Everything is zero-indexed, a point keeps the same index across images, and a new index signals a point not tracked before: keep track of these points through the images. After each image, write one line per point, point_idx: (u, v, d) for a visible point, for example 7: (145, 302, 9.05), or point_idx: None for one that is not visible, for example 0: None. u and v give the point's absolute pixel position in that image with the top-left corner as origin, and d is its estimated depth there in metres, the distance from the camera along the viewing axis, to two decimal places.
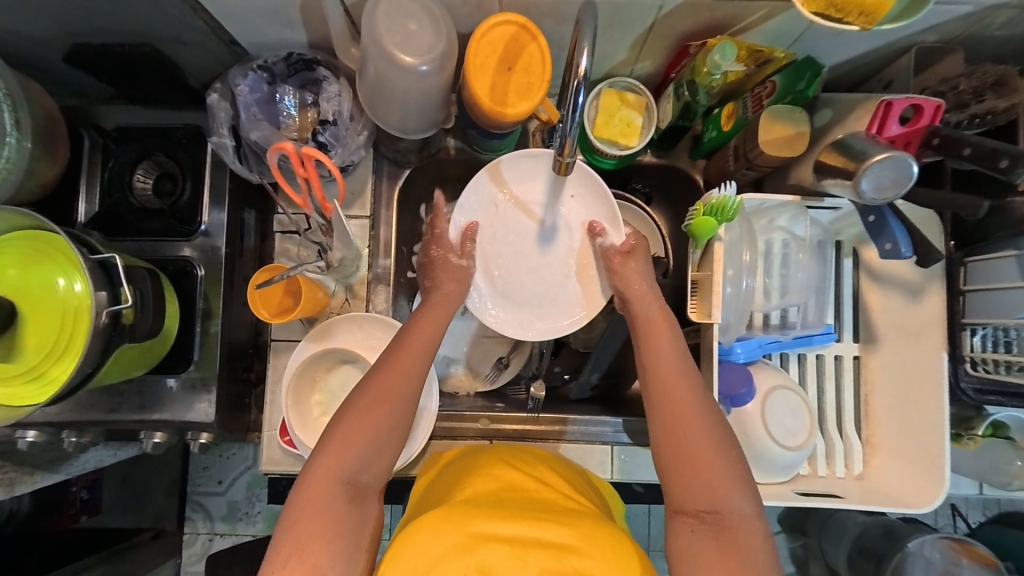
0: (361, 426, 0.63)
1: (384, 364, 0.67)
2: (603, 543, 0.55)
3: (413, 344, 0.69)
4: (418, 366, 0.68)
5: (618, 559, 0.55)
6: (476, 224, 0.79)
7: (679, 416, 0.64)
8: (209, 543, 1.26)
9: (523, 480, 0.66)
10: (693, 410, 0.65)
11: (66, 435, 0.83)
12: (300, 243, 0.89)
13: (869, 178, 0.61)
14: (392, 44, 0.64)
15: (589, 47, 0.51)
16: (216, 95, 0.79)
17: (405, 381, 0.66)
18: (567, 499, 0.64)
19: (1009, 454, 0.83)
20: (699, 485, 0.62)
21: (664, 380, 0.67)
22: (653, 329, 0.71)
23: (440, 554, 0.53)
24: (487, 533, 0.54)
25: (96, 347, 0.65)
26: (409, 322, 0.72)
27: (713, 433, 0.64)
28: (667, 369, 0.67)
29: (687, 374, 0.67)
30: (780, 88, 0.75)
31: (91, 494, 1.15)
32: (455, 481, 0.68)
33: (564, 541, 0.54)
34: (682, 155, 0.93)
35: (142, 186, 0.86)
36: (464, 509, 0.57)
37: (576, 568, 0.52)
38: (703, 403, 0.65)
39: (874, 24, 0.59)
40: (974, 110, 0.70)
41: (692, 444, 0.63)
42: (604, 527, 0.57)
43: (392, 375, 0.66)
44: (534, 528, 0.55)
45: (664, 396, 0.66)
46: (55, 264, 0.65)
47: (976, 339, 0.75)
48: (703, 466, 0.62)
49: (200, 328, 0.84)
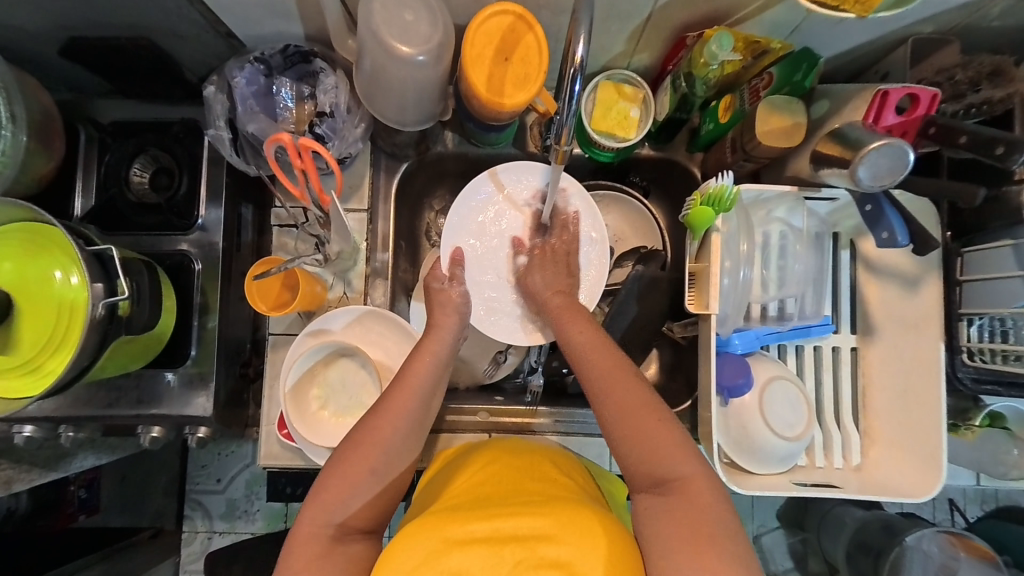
0: (347, 475, 0.63)
1: (374, 413, 0.67)
2: (582, 526, 0.54)
3: (402, 393, 0.68)
4: (406, 414, 0.67)
5: (597, 543, 0.53)
6: (461, 250, 0.81)
7: (603, 392, 0.65)
8: (209, 541, 1.26)
9: (508, 472, 0.66)
10: (615, 383, 0.65)
11: (63, 430, 0.83)
12: (298, 237, 0.89)
13: (866, 166, 0.61)
14: (389, 34, 0.64)
15: (585, 36, 0.51)
16: (213, 87, 0.79)
17: (411, 403, 0.67)
18: (555, 487, 0.64)
19: (1006, 444, 0.84)
20: (641, 455, 0.61)
21: (585, 362, 0.68)
22: (563, 316, 0.74)
23: (415, 563, 0.53)
24: (458, 538, 0.54)
25: (93, 341, 0.65)
26: (403, 369, 0.71)
27: (642, 400, 0.63)
28: (586, 350, 0.69)
29: (607, 351, 0.68)
30: (778, 79, 0.75)
31: (89, 493, 1.14)
32: (447, 482, 0.69)
33: (537, 532, 0.54)
34: (681, 147, 0.92)
35: (140, 181, 0.86)
36: (441, 517, 0.57)
37: (552, 557, 0.52)
38: (627, 375, 0.65)
39: (872, 11, 0.59)
40: (970, 100, 0.70)
41: (618, 416, 0.63)
42: (581, 510, 0.56)
43: (400, 397, 0.68)
44: (508, 523, 0.55)
45: (586, 376, 0.67)
46: (51, 257, 0.65)
47: (973, 329, 0.75)
48: (638, 434, 0.62)
49: (198, 323, 0.84)
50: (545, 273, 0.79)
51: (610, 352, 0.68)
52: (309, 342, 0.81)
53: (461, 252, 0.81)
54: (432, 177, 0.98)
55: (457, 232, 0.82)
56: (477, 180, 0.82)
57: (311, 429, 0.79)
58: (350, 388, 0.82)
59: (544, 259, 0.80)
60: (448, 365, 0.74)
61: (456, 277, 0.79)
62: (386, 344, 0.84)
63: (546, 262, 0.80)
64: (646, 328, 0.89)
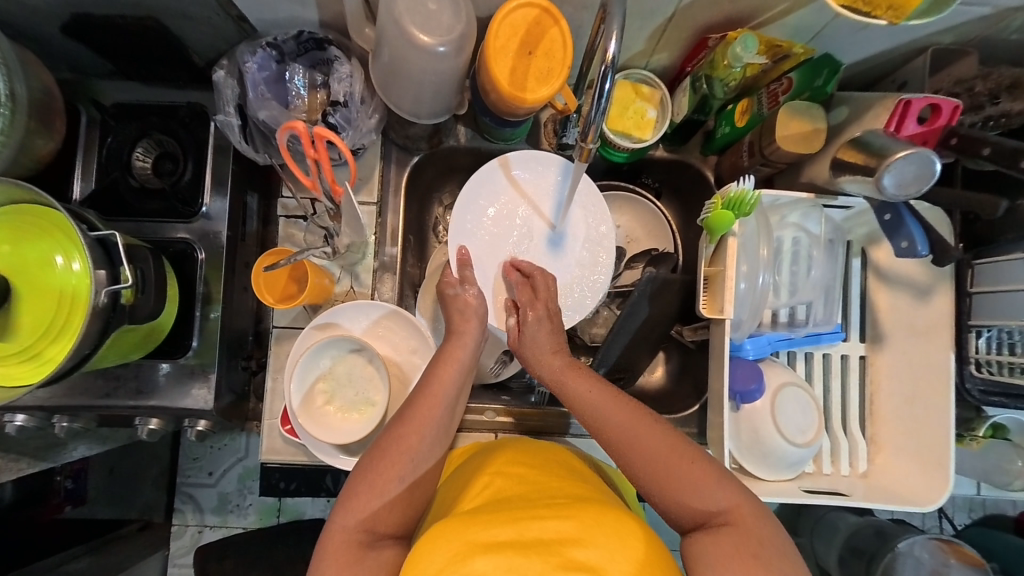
0: (374, 487, 0.63)
1: (398, 423, 0.68)
2: (608, 528, 0.53)
3: (426, 403, 0.68)
4: (434, 423, 0.68)
5: (624, 544, 0.53)
6: (467, 250, 0.80)
7: (623, 448, 0.64)
8: (199, 535, 1.23)
9: (529, 475, 0.65)
10: (633, 434, 0.64)
11: (57, 419, 0.81)
12: (306, 229, 0.87)
13: (892, 174, 0.61)
14: (411, 23, 0.63)
15: (617, 33, 0.51)
16: (223, 71, 0.76)
17: (435, 414, 0.68)
18: (574, 487, 0.63)
19: (1010, 455, 0.85)
20: (677, 491, 0.61)
21: (597, 421, 0.67)
22: (567, 374, 0.73)
23: (438, 567, 0.52)
24: (483, 542, 0.53)
25: (95, 328, 0.63)
26: (428, 374, 0.72)
27: (665, 442, 0.63)
28: (597, 408, 0.67)
29: (617, 403, 0.67)
30: (797, 84, 0.75)
31: (76, 484, 1.07)
32: (467, 482, 0.67)
33: (562, 532, 0.53)
34: (694, 150, 0.91)
35: (142, 165, 0.83)
36: (464, 520, 0.56)
37: (579, 558, 0.51)
38: (643, 422, 0.65)
39: (902, 18, 0.58)
40: (988, 112, 0.70)
41: (644, 464, 0.63)
42: (606, 512, 0.55)
43: (424, 408, 0.68)
44: (534, 526, 0.54)
45: (602, 432, 0.66)
46: (53, 241, 0.62)
47: (981, 341, 0.76)
48: (669, 473, 0.61)
49: (200, 313, 0.82)
50: (539, 334, 0.77)
51: (621, 404, 0.67)
52: (315, 335, 0.81)
53: (468, 251, 0.80)
54: (442, 172, 0.97)
55: (464, 226, 0.81)
56: (487, 169, 0.81)
57: (316, 422, 0.77)
58: (357, 382, 0.79)
59: (535, 318, 0.77)
60: (472, 369, 0.75)
61: (467, 279, 0.79)
62: (395, 339, 0.84)
63: (543, 322, 0.77)
64: (656, 329, 0.88)
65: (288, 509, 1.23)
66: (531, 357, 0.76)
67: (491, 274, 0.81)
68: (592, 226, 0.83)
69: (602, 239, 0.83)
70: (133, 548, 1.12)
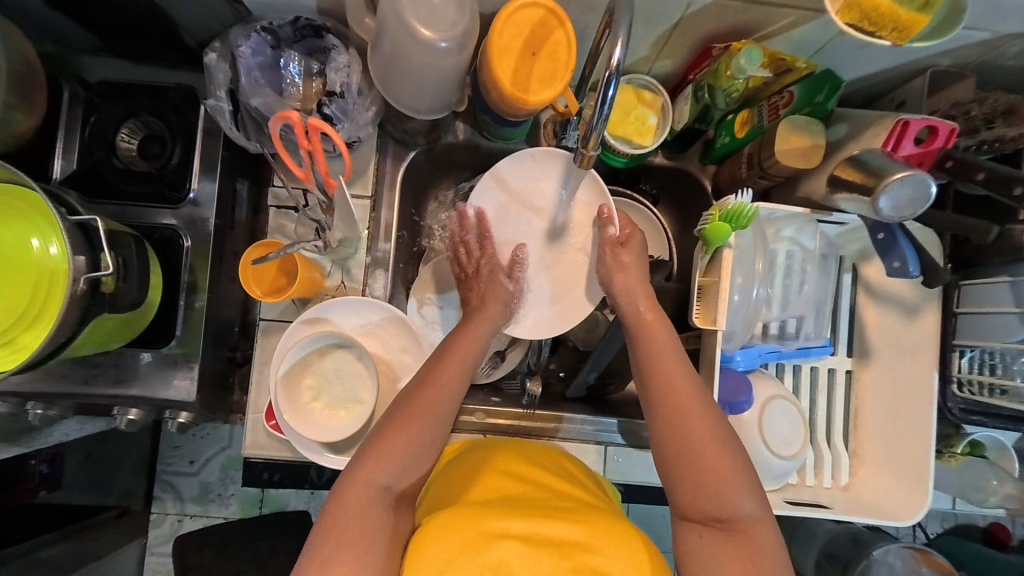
0: (398, 443, 0.62)
1: (424, 378, 0.67)
2: (617, 537, 0.55)
3: (452, 360, 0.68)
4: (458, 379, 0.67)
5: (633, 556, 0.54)
6: (524, 247, 0.82)
7: (680, 428, 0.63)
8: (178, 524, 1.21)
9: (533, 475, 0.66)
10: (693, 420, 0.63)
11: (31, 406, 0.79)
12: (297, 220, 0.85)
13: (888, 197, 0.61)
14: (413, 16, 0.62)
15: (623, 38, 0.50)
16: (215, 55, 0.74)
17: (459, 369, 0.68)
18: (577, 493, 0.64)
19: (986, 473, 0.86)
20: (707, 493, 0.60)
21: (662, 386, 0.65)
22: (647, 327, 0.70)
23: (450, 555, 0.52)
24: (498, 532, 0.53)
25: (73, 315, 0.61)
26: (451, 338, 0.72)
27: (716, 437, 0.62)
28: (666, 373, 0.66)
29: (686, 379, 0.65)
30: (798, 98, 0.75)
31: (51, 469, 1.08)
32: (468, 477, 0.67)
33: (575, 539, 0.54)
34: (694, 158, 0.92)
35: (127, 147, 0.80)
36: (475, 511, 0.56)
37: (591, 566, 0.52)
38: (703, 409, 0.63)
39: (905, 41, 0.58)
40: (984, 136, 0.70)
41: (689, 453, 0.62)
42: (615, 524, 0.57)
43: (450, 362, 0.68)
44: (546, 525, 0.55)
45: (662, 393, 0.65)
46: (30, 224, 0.60)
47: (964, 360, 0.77)
48: (702, 476, 0.61)
49: (184, 302, 0.79)
50: (633, 261, 0.76)
51: (690, 380, 0.65)
52: (304, 329, 0.80)
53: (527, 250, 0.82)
54: (440, 167, 0.96)
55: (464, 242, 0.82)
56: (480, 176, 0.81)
57: (304, 420, 0.76)
58: (344, 377, 0.78)
59: (630, 252, 0.77)
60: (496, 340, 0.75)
61: (516, 272, 0.80)
62: (385, 338, 0.83)
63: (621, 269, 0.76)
64: None
65: (271, 500, 1.21)
66: (620, 288, 0.74)
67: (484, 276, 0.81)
68: (607, 220, 0.78)
69: (627, 237, 0.78)
70: (110, 535, 1.11)
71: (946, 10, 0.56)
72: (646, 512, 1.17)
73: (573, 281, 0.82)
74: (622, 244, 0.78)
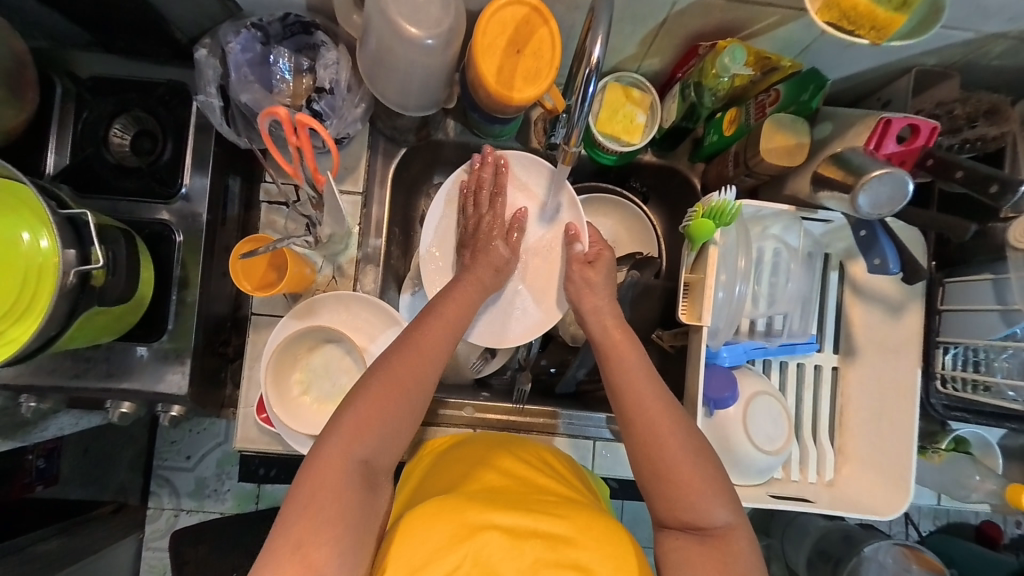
0: (375, 415, 0.61)
1: (406, 343, 0.66)
2: (598, 531, 0.56)
3: (438, 326, 0.69)
4: (443, 347, 0.68)
5: (614, 551, 0.55)
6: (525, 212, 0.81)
7: (651, 437, 0.63)
8: (175, 519, 1.23)
9: (520, 469, 0.67)
10: (663, 426, 0.64)
11: (25, 399, 0.79)
12: (287, 216, 0.86)
13: (867, 194, 0.62)
14: (398, 14, 0.62)
15: (603, 36, 0.51)
16: (205, 50, 0.75)
17: (444, 337, 0.68)
18: (560, 487, 0.65)
19: (970, 469, 0.86)
20: (681, 497, 0.61)
21: (631, 404, 0.66)
22: (614, 348, 0.71)
23: (436, 545, 0.54)
24: (483, 523, 0.55)
25: (62, 309, 0.62)
26: (435, 308, 0.71)
27: (683, 443, 0.63)
28: (637, 384, 0.67)
29: (658, 389, 0.66)
30: (784, 97, 0.75)
31: (48, 464, 1.04)
32: (454, 470, 0.68)
33: (558, 532, 0.55)
34: (682, 157, 0.92)
35: (119, 142, 0.81)
36: (462, 501, 0.57)
37: (572, 560, 0.53)
38: (674, 417, 0.64)
39: (884, 40, 0.59)
40: (967, 135, 0.71)
41: (662, 460, 0.62)
42: (600, 518, 0.58)
43: (434, 329, 0.69)
44: (528, 519, 0.56)
45: (631, 407, 0.65)
46: (18, 218, 0.61)
47: (948, 357, 0.78)
48: (675, 481, 0.62)
49: (176, 297, 0.80)
50: (602, 282, 0.78)
51: (658, 396, 0.66)
52: (293, 324, 0.80)
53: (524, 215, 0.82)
54: (432, 164, 0.97)
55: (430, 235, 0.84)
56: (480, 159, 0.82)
57: (292, 413, 0.77)
58: (332, 372, 0.80)
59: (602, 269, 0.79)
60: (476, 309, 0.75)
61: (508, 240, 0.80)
62: (373, 332, 0.82)
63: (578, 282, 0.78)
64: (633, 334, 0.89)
65: (266, 496, 1.22)
66: (589, 307, 0.76)
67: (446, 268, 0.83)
68: (575, 238, 0.80)
69: (595, 255, 0.79)
70: (107, 530, 1.11)
71: (924, 10, 0.57)
72: (638, 509, 1.18)
73: (545, 285, 0.83)
74: (590, 262, 0.79)
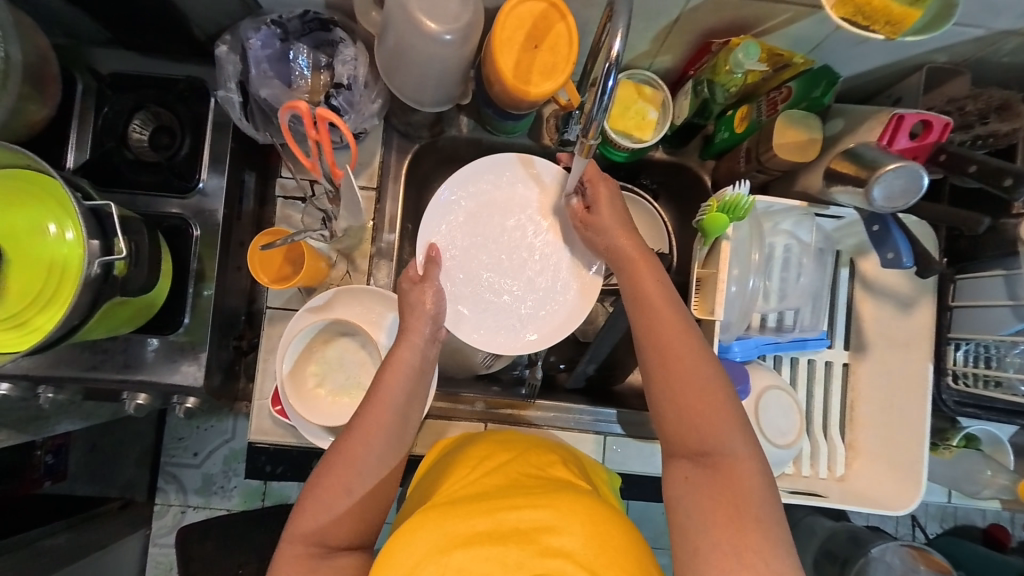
0: (325, 497, 0.61)
1: (349, 429, 0.65)
2: (582, 518, 0.54)
3: (376, 407, 0.65)
4: (386, 429, 0.65)
5: (601, 533, 0.54)
6: (435, 245, 0.79)
7: (663, 353, 0.63)
8: (182, 515, 1.23)
9: (508, 464, 0.65)
10: (680, 345, 0.63)
11: (42, 390, 0.80)
12: (303, 211, 0.87)
13: (881, 186, 0.63)
14: (418, 9, 0.63)
15: (623, 30, 0.52)
16: (225, 46, 0.76)
17: (388, 415, 0.65)
18: (547, 478, 0.63)
19: (980, 464, 0.87)
20: (691, 420, 0.60)
21: (648, 320, 0.65)
22: (634, 265, 0.70)
23: (417, 559, 0.53)
24: (463, 533, 0.54)
25: (85, 300, 0.62)
26: (373, 391, 0.67)
27: (698, 364, 0.62)
28: (653, 299, 0.66)
29: (674, 308, 0.65)
30: (796, 94, 0.77)
31: (56, 459, 1.11)
32: (441, 478, 0.67)
33: (540, 523, 0.54)
34: (693, 154, 0.93)
35: (138, 138, 0.82)
36: (442, 511, 0.56)
37: (554, 548, 0.52)
38: (690, 337, 0.63)
39: (898, 34, 0.60)
40: (978, 131, 0.72)
41: (675, 380, 0.62)
42: (584, 500, 0.56)
43: (375, 409, 0.65)
44: (511, 516, 0.54)
45: (649, 336, 0.65)
46: (46, 210, 0.62)
47: (959, 353, 0.78)
48: (689, 397, 0.61)
49: (192, 290, 0.81)
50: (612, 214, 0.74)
51: (677, 317, 0.65)
52: (308, 317, 0.80)
53: (437, 247, 0.79)
54: (443, 161, 0.97)
55: (461, 317, 0.79)
56: (502, 159, 0.81)
57: (309, 406, 0.77)
58: (347, 365, 0.82)
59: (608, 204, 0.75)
60: (423, 372, 0.71)
61: (432, 274, 0.76)
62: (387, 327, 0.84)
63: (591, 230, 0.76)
64: None
65: (273, 493, 1.23)
66: (605, 246, 0.73)
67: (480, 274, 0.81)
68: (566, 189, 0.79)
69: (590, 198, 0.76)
70: (114, 526, 1.12)
71: (936, 6, 0.58)
72: (643, 508, 1.18)
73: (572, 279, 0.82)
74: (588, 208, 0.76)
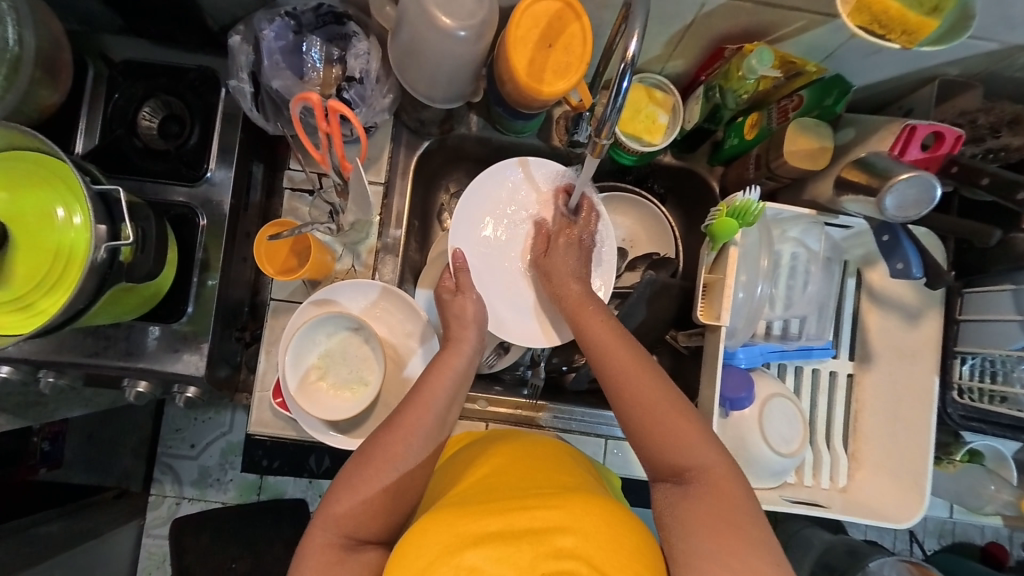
0: (354, 490, 0.61)
1: (387, 427, 0.65)
2: (596, 519, 0.53)
3: (417, 409, 0.66)
4: (423, 428, 0.66)
5: (612, 537, 0.52)
6: (460, 250, 0.79)
7: (622, 383, 0.65)
8: (176, 507, 1.19)
9: (520, 467, 0.64)
10: (636, 374, 0.65)
11: (43, 374, 0.79)
12: (310, 204, 0.87)
13: (893, 196, 0.63)
14: (434, 5, 0.63)
15: (639, 32, 0.52)
16: (239, 37, 0.76)
17: (429, 415, 0.67)
18: (563, 477, 0.62)
19: (984, 479, 0.86)
20: (664, 445, 0.61)
21: (601, 354, 0.69)
22: (577, 313, 0.74)
23: (428, 559, 0.51)
24: (475, 534, 0.53)
25: (90, 284, 0.62)
26: (417, 391, 0.68)
27: (663, 388, 0.64)
28: (601, 340, 0.70)
29: (625, 346, 0.68)
30: (808, 102, 0.76)
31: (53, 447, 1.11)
32: (453, 478, 0.66)
33: (550, 523, 0.52)
34: (702, 159, 0.93)
35: (147, 125, 0.82)
36: (454, 513, 0.56)
37: (567, 549, 0.50)
38: (645, 366, 0.66)
39: (914, 44, 0.60)
40: (989, 144, 0.75)
41: (640, 409, 0.63)
42: (596, 504, 0.55)
43: (417, 409, 0.66)
44: (522, 517, 0.53)
45: (608, 374, 0.67)
46: (55, 193, 0.62)
47: (965, 367, 0.78)
48: (655, 419, 0.62)
49: (196, 280, 0.81)
50: (565, 258, 0.79)
51: (630, 349, 0.68)
52: (312, 311, 0.81)
53: (463, 254, 0.79)
54: (449, 159, 0.97)
55: (502, 316, 0.81)
56: (503, 167, 0.81)
57: (314, 403, 0.77)
58: (350, 358, 0.80)
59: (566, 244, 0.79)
60: (466, 378, 0.73)
61: (462, 285, 0.78)
62: (391, 321, 0.84)
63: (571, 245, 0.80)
64: (650, 332, 0.89)
65: (269, 487, 1.20)
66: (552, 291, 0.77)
67: (503, 272, 0.82)
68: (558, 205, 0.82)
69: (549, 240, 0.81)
70: (108, 515, 1.11)
71: (953, 16, 0.58)
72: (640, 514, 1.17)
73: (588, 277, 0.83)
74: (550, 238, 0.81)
